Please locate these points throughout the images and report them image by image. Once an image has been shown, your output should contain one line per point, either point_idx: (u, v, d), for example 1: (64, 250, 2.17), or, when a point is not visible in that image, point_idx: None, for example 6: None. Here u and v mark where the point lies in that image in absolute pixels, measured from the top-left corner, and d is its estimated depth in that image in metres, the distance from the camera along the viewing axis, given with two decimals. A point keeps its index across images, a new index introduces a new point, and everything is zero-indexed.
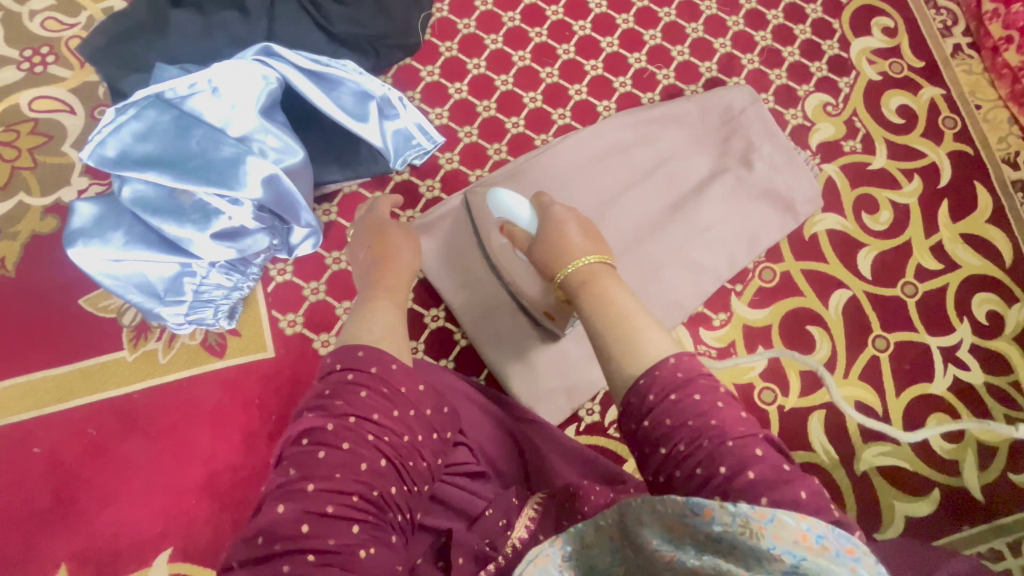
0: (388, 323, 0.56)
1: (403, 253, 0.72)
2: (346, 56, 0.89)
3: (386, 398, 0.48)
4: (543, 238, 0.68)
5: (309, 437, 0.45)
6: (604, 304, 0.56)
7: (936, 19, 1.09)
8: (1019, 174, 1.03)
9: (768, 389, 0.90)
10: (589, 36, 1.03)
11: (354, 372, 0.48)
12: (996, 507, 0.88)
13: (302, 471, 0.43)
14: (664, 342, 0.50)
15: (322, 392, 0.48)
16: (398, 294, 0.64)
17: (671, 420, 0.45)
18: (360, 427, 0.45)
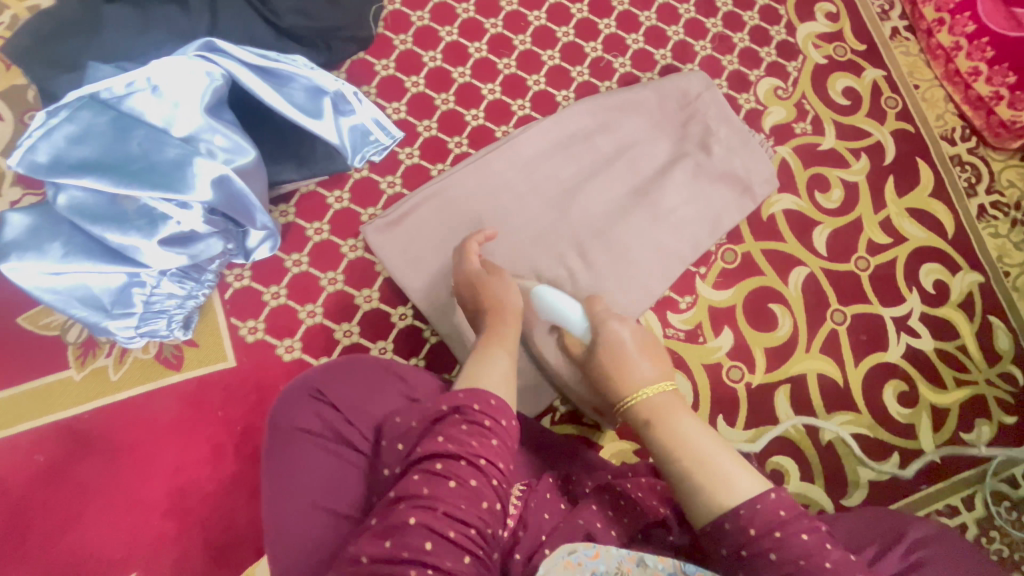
0: (506, 377, 0.61)
1: (506, 291, 0.75)
2: (296, 51, 0.85)
3: (507, 447, 0.52)
4: (604, 361, 0.69)
5: (443, 464, 0.48)
6: (681, 446, 0.56)
7: (874, 4, 1.14)
8: (956, 149, 1.09)
9: (736, 367, 0.93)
10: (545, 26, 1.03)
11: (490, 419, 0.53)
12: (950, 465, 0.93)
13: (432, 494, 0.46)
14: (751, 487, 0.52)
15: (458, 426, 0.51)
16: (510, 340, 0.69)
17: (775, 555, 0.47)
18: (487, 470, 0.49)
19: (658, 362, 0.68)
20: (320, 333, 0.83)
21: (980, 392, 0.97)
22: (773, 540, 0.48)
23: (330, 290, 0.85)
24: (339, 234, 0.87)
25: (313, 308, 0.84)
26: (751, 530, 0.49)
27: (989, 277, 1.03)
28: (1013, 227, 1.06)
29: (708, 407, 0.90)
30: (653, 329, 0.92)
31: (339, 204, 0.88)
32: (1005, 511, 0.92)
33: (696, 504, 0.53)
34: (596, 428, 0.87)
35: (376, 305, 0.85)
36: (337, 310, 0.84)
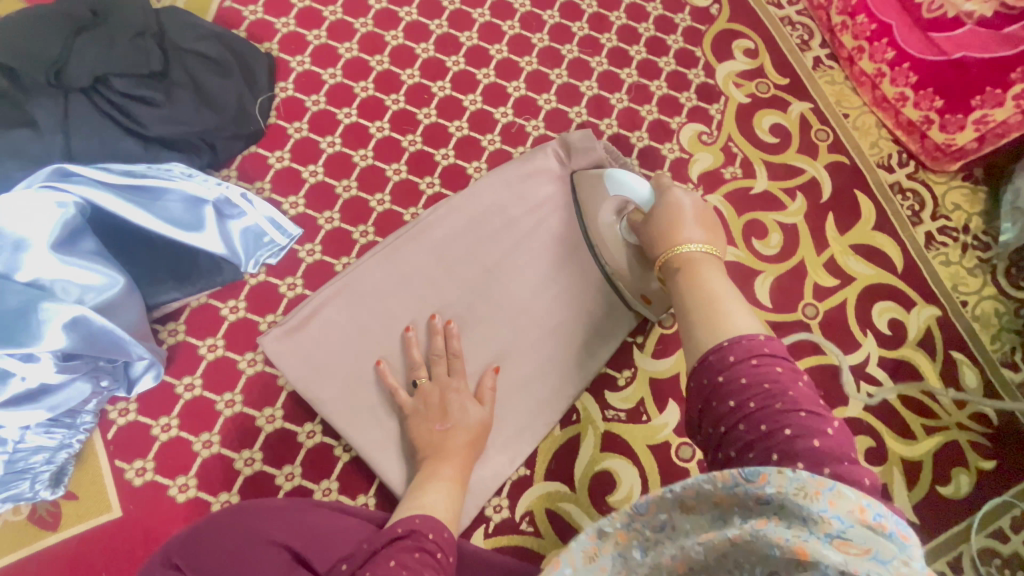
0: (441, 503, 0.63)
1: (468, 411, 0.73)
2: (170, 158, 0.79)
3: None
4: (657, 215, 0.67)
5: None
6: (700, 283, 0.54)
7: (793, 35, 1.10)
8: (895, 176, 1.04)
9: (685, 444, 0.84)
10: (450, 96, 0.98)
11: (441, 553, 0.53)
12: (931, 525, 0.85)
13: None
14: (749, 327, 0.47)
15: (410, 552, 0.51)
16: (444, 468, 0.68)
17: (745, 378, 0.44)
18: None
19: (710, 229, 0.61)
20: (218, 465, 0.75)
21: (954, 438, 0.90)
22: (748, 368, 0.44)
23: (227, 414, 0.77)
24: (235, 348, 0.80)
25: (208, 437, 0.76)
26: (720, 377, 0.45)
27: (946, 309, 0.97)
28: (965, 252, 1.00)
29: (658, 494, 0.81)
30: (590, 414, 0.84)
31: (233, 315, 0.81)
32: (997, 569, 0.84)
33: (691, 320, 0.50)
34: (537, 535, 0.78)
35: (280, 425, 0.77)
36: (237, 437, 0.76)
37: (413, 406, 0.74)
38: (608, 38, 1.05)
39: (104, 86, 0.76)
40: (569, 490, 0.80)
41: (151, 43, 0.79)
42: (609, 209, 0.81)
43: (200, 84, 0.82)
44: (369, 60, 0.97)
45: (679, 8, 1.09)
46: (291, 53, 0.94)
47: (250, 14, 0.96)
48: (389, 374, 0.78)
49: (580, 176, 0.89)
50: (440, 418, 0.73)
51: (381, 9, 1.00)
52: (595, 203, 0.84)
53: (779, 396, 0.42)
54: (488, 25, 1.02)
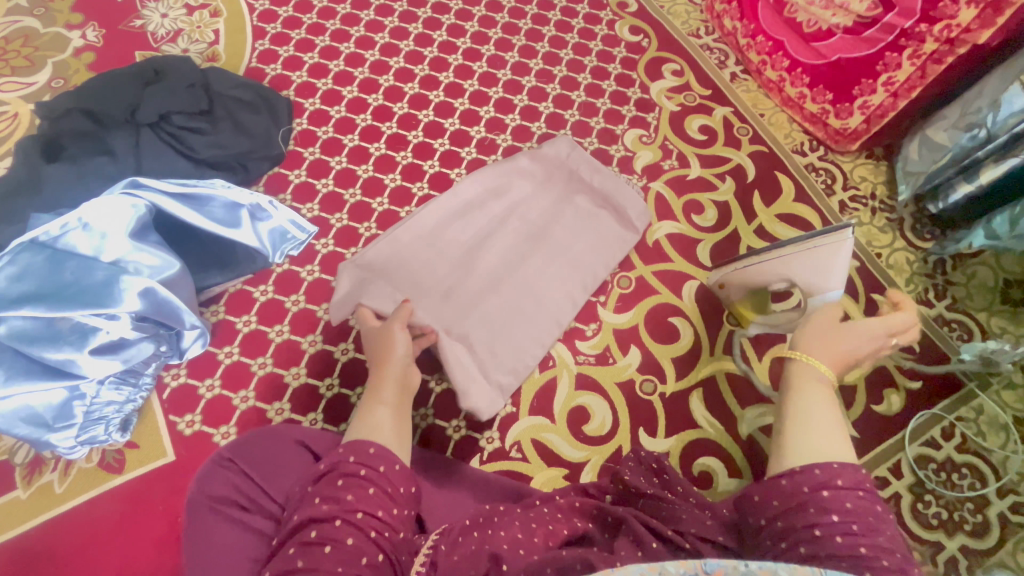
0: (385, 426, 0.71)
1: (396, 338, 0.82)
2: (214, 175, 1.00)
3: (386, 495, 0.62)
4: (825, 322, 0.78)
5: (318, 529, 0.56)
6: (809, 391, 0.70)
7: (712, 57, 1.36)
8: (808, 159, 1.25)
9: (648, 380, 0.98)
10: (433, 121, 1.20)
11: (365, 471, 0.63)
12: (870, 437, 0.98)
13: (309, 562, 0.53)
14: (840, 453, 0.63)
15: (335, 483, 0.61)
16: (379, 389, 0.77)
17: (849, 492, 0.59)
18: (365, 522, 0.58)
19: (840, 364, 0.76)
20: (254, 415, 0.90)
21: (881, 364, 1.04)
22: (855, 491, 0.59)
23: (260, 373, 0.92)
24: (266, 322, 0.97)
25: (246, 393, 0.91)
26: (819, 475, 0.60)
27: (863, 260, 1.14)
28: (874, 214, 1.19)
29: (627, 423, 0.95)
30: (565, 358, 0.99)
31: (264, 296, 0.98)
32: (934, 473, 0.96)
33: (785, 426, 0.68)
34: (525, 461, 0.91)
35: (305, 381, 0.93)
36: (270, 391, 0.91)
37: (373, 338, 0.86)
38: (559, 69, 1.30)
39: (166, 122, 0.98)
40: (550, 422, 0.94)
41: (200, 90, 1.02)
42: (803, 274, 0.88)
43: (237, 119, 1.05)
44: (367, 99, 1.20)
45: (616, 43, 1.35)
46: (304, 97, 1.18)
47: (271, 71, 1.21)
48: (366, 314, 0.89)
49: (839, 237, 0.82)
50: (378, 353, 0.82)
51: (374, 60, 1.24)
52: (804, 266, 0.87)
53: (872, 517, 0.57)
54: (461, 66, 1.26)
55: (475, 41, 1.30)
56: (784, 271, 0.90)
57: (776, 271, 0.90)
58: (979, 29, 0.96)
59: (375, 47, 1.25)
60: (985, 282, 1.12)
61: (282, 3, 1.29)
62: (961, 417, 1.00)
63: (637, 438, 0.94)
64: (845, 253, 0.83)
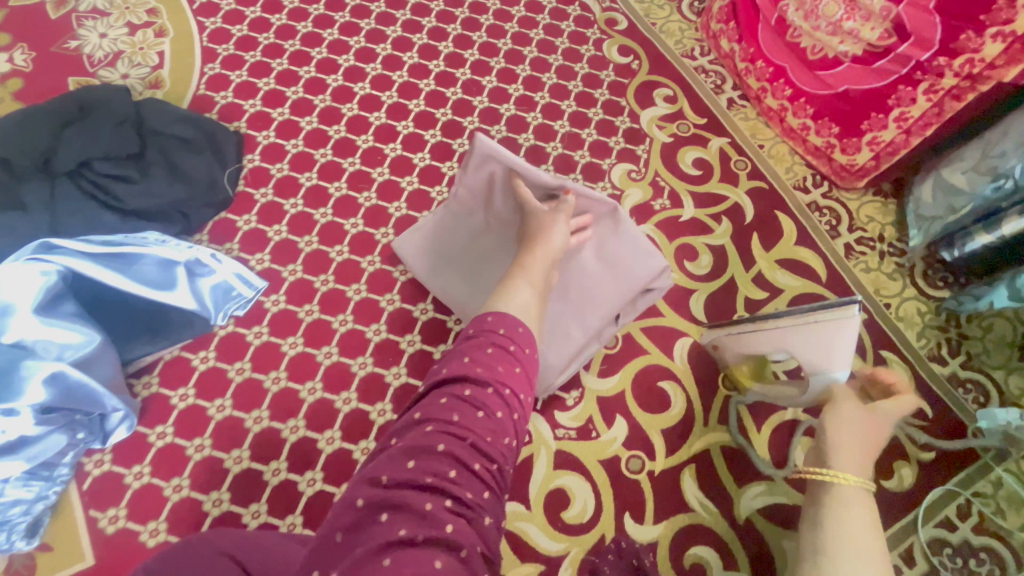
0: (527, 308, 0.60)
1: (555, 227, 0.74)
2: (147, 226, 0.89)
3: (528, 379, 0.52)
4: (849, 422, 0.74)
5: (471, 390, 0.48)
6: (839, 510, 0.68)
7: (708, 81, 1.25)
8: (811, 196, 1.14)
9: (635, 457, 0.88)
10: (401, 155, 1.08)
11: (514, 346, 0.52)
12: (879, 518, 0.89)
13: (462, 423, 0.46)
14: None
15: (484, 348, 0.51)
16: (533, 274, 0.67)
17: None
18: (512, 400, 0.49)
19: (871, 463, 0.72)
20: (188, 507, 0.79)
21: (891, 432, 0.95)
22: None
23: (196, 458, 0.81)
24: (205, 396, 0.85)
25: (179, 482, 0.80)
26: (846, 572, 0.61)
27: (870, 312, 1.04)
28: (883, 258, 1.09)
29: (612, 507, 0.85)
30: (542, 434, 0.88)
31: (204, 364, 0.87)
32: (949, 559, 0.87)
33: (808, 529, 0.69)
34: None
35: (248, 465, 0.82)
36: (206, 479, 0.80)
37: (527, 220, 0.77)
38: (541, 95, 1.19)
39: (88, 168, 0.88)
40: (525, 509, 0.83)
41: (131, 130, 0.92)
42: (801, 350, 0.76)
43: (173, 161, 0.93)
44: (328, 130, 1.08)
45: (604, 65, 1.24)
46: (258, 129, 1.06)
47: (221, 99, 1.09)
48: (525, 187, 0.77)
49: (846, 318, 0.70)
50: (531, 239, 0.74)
51: (337, 86, 1.13)
52: (803, 343, 0.76)
53: None
54: (433, 92, 1.15)
55: (449, 64, 1.19)
56: (781, 342, 0.79)
57: (775, 342, 0.80)
58: (1005, 65, 0.87)
59: (338, 72, 1.14)
60: (1003, 335, 1.02)
61: (235, 21, 1.17)
62: (978, 493, 0.91)
63: (622, 525, 0.84)
64: (852, 333, 0.71)
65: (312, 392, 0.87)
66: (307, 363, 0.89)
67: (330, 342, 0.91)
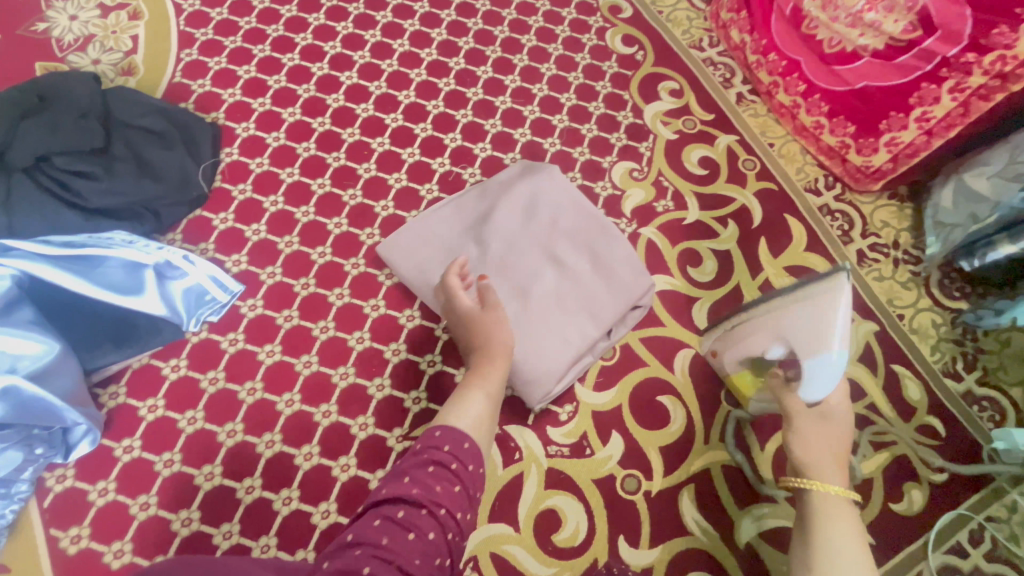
0: (479, 418, 0.66)
1: (497, 328, 0.79)
2: (112, 226, 0.84)
3: (463, 495, 0.57)
4: (822, 429, 0.71)
5: (405, 512, 0.53)
6: (825, 520, 0.64)
7: (716, 74, 1.18)
8: (822, 199, 1.08)
9: (631, 476, 0.84)
10: (389, 151, 1.02)
11: (457, 463, 0.58)
12: (887, 543, 0.84)
13: (391, 546, 0.51)
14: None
15: (426, 465, 0.57)
16: (490, 381, 0.72)
17: None
18: (446, 520, 0.54)
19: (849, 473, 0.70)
20: (155, 526, 0.74)
21: (901, 452, 0.90)
22: None
23: (165, 474, 0.77)
24: (175, 407, 0.80)
25: (146, 499, 0.75)
26: None
27: (883, 323, 0.99)
28: (896, 266, 1.03)
29: (605, 529, 0.80)
30: (534, 451, 0.84)
31: (175, 373, 0.82)
32: None
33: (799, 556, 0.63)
34: None
35: (220, 481, 0.77)
36: (176, 497, 0.76)
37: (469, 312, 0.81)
38: (539, 87, 1.12)
39: (47, 164, 0.82)
40: (514, 531, 0.79)
41: (94, 122, 0.85)
42: (792, 332, 0.73)
43: (142, 156, 0.87)
44: (312, 122, 1.02)
45: (606, 56, 1.17)
46: (236, 120, 1.00)
47: (198, 87, 1.02)
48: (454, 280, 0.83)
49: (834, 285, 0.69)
50: (482, 336, 0.78)
51: (322, 75, 1.06)
52: (791, 322, 0.73)
53: None
54: (425, 83, 1.08)
55: (442, 52, 1.12)
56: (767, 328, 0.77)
57: (762, 328, 0.77)
58: None
59: (324, 60, 1.07)
60: None
61: (215, 3, 1.10)
62: (991, 517, 0.87)
63: (616, 549, 0.80)
64: (845, 306, 0.69)
65: (290, 404, 0.82)
66: (285, 373, 0.84)
67: (310, 351, 0.86)
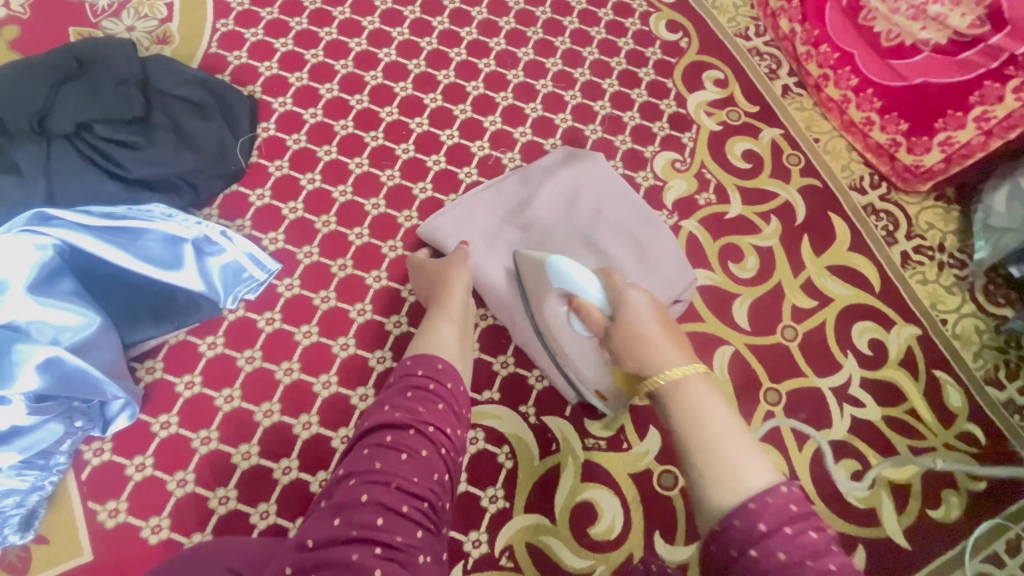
0: (449, 342, 0.68)
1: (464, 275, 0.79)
2: (151, 199, 0.82)
3: (450, 412, 0.60)
4: (620, 325, 0.63)
5: (393, 435, 0.56)
6: (689, 411, 0.53)
7: (762, 65, 1.14)
8: (868, 198, 1.05)
9: (667, 472, 0.83)
10: (427, 131, 0.99)
11: (435, 384, 0.61)
12: (923, 548, 0.84)
13: (384, 469, 0.53)
14: (762, 472, 0.48)
15: (405, 393, 0.60)
16: (454, 313, 0.74)
17: (783, 554, 0.43)
18: (436, 436, 0.57)
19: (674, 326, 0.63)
20: (192, 503, 0.74)
21: (940, 458, 0.89)
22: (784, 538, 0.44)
23: (202, 451, 0.76)
24: (212, 385, 0.79)
25: (183, 476, 0.75)
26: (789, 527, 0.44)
27: (926, 328, 0.97)
28: (941, 269, 1.01)
29: (641, 525, 0.80)
30: (571, 443, 0.83)
31: (212, 350, 0.81)
32: None
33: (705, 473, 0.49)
34: (517, 570, 0.76)
35: (256, 461, 0.76)
36: (212, 475, 0.75)
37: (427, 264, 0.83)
38: (581, 72, 1.09)
39: (87, 131, 0.80)
40: (550, 523, 0.78)
41: (135, 89, 0.83)
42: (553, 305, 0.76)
43: (181, 127, 0.86)
44: (349, 99, 0.99)
45: (650, 42, 1.14)
46: (273, 94, 0.98)
47: (234, 59, 1.00)
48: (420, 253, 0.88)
49: (520, 261, 0.82)
50: (438, 278, 0.79)
51: (360, 51, 1.03)
52: (541, 296, 0.79)
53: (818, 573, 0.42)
54: (464, 63, 1.06)
55: (482, 32, 1.09)
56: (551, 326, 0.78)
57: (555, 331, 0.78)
58: None
59: (362, 35, 1.05)
60: None
61: None
62: None
63: (651, 544, 0.79)
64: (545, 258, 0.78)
65: (327, 386, 0.81)
66: (322, 355, 0.83)
67: (347, 333, 0.85)
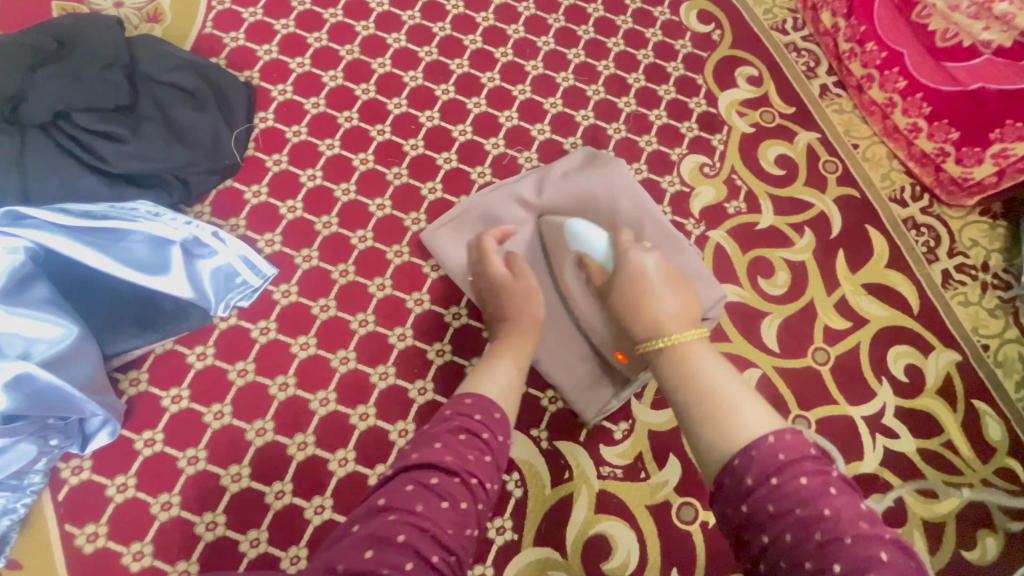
0: (506, 386, 0.64)
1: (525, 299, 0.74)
2: (137, 196, 0.75)
3: (495, 466, 0.55)
4: (622, 289, 0.69)
5: (439, 478, 0.50)
6: (685, 370, 0.58)
7: (799, 62, 1.06)
8: (908, 210, 0.98)
9: (687, 505, 0.77)
10: (438, 126, 0.92)
11: (488, 434, 0.56)
12: None
13: (425, 513, 0.47)
14: (768, 421, 0.50)
15: (456, 434, 0.54)
16: (519, 350, 0.69)
17: (773, 506, 0.45)
18: (477, 489, 0.52)
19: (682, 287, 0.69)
20: (177, 529, 0.68)
21: (978, 495, 0.83)
22: (773, 490, 0.45)
23: (188, 472, 0.71)
24: (201, 400, 0.74)
25: (168, 498, 0.69)
26: (774, 479, 0.46)
27: (966, 354, 0.90)
28: (984, 291, 0.94)
29: (657, 561, 0.74)
30: (585, 471, 0.77)
31: (201, 362, 0.75)
32: None
33: (699, 418, 0.53)
34: None
35: (247, 484, 0.71)
36: (198, 498, 0.70)
37: (505, 276, 0.76)
38: (604, 65, 1.01)
39: (66, 121, 0.73)
40: (560, 557, 0.73)
41: (120, 75, 0.76)
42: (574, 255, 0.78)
43: (170, 116, 0.79)
44: (354, 89, 0.92)
45: (680, 33, 1.05)
46: (272, 81, 0.90)
47: (231, 41, 0.92)
48: (489, 241, 0.79)
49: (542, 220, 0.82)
50: (506, 306, 0.74)
51: (367, 35, 0.95)
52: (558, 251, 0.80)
53: (817, 524, 0.43)
54: (479, 51, 0.98)
55: (499, 18, 1.00)
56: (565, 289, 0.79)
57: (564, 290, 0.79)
58: None
59: (370, 18, 0.96)
60: None
61: None
62: None
63: None
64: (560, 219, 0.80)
65: (325, 404, 0.75)
66: (320, 369, 0.77)
67: (347, 346, 0.78)
